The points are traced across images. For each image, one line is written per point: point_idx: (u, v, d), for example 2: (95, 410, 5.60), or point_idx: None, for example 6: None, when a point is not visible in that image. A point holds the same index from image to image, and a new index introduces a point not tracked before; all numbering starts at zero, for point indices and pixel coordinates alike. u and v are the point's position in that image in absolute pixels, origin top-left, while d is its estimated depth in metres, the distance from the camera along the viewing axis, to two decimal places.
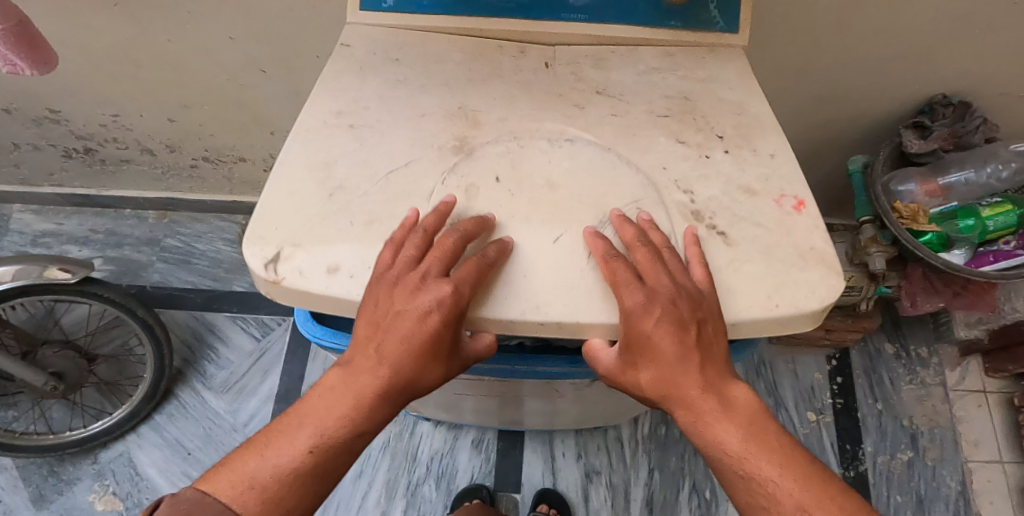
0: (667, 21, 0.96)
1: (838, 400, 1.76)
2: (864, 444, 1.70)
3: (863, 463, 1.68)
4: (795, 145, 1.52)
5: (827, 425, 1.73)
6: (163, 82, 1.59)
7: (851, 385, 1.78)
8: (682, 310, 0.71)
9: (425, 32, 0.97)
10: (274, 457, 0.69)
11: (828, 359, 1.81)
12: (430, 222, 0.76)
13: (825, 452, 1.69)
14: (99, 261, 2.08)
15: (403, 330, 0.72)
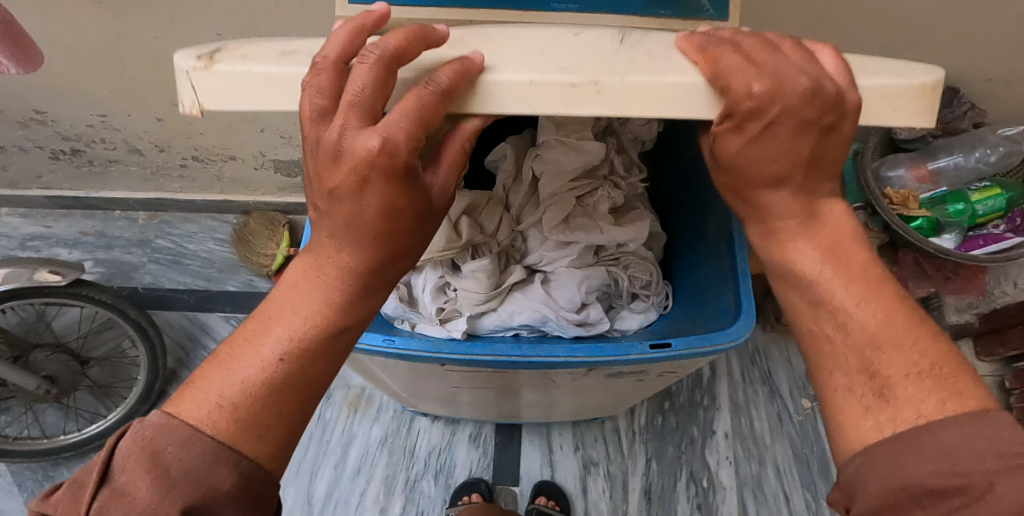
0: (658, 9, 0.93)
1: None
2: None
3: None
4: None
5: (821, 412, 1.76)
6: (150, 81, 1.58)
7: None
8: (815, 109, 0.57)
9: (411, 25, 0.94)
10: (240, 367, 0.59)
11: None
12: (350, 43, 0.60)
13: (820, 440, 1.73)
14: (89, 264, 2.06)
15: (347, 209, 0.61)
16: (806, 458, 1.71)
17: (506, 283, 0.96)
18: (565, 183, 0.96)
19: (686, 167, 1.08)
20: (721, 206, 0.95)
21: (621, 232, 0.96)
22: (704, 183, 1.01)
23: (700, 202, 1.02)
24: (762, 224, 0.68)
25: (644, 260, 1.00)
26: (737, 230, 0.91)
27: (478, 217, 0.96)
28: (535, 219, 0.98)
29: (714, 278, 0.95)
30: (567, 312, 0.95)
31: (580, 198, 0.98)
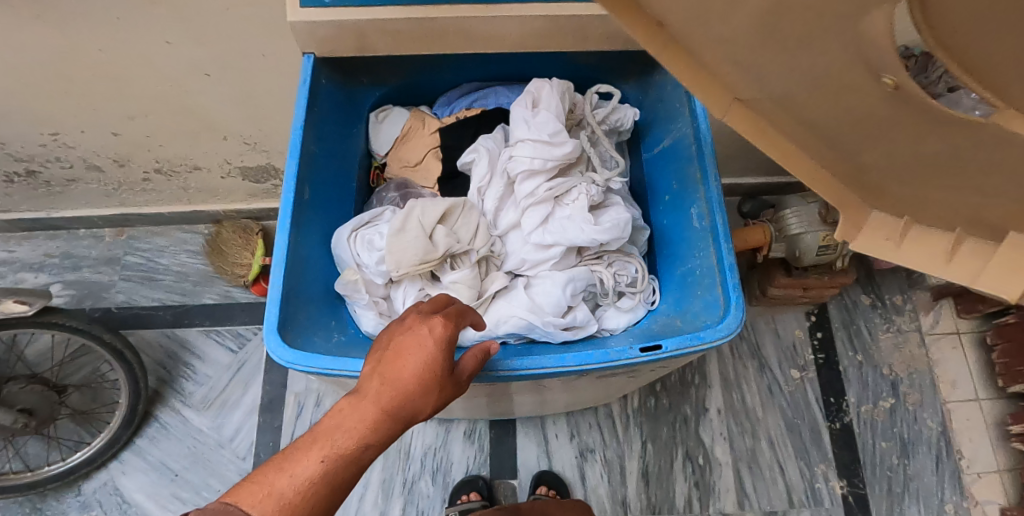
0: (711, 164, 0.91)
1: (819, 355, 1.80)
2: (847, 396, 1.75)
3: (847, 414, 1.73)
4: None
5: (810, 381, 1.77)
6: (102, 95, 1.50)
7: (831, 339, 1.81)
8: None
9: (377, 25, 0.95)
10: (295, 465, 0.59)
11: (807, 315, 1.84)
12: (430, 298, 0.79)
13: (810, 408, 1.75)
14: (58, 287, 2.00)
15: (388, 370, 0.68)
16: (798, 428, 1.73)
17: (490, 291, 0.93)
18: (542, 185, 0.93)
19: (664, 158, 1.06)
20: (702, 199, 0.94)
21: (605, 231, 0.90)
22: (684, 174, 0.99)
23: (679, 194, 1.00)
24: None
25: (625, 258, 0.97)
26: (720, 225, 0.89)
27: (453, 226, 0.93)
28: (515, 224, 0.96)
29: (700, 270, 0.93)
30: (553, 317, 0.92)
31: (559, 199, 0.95)
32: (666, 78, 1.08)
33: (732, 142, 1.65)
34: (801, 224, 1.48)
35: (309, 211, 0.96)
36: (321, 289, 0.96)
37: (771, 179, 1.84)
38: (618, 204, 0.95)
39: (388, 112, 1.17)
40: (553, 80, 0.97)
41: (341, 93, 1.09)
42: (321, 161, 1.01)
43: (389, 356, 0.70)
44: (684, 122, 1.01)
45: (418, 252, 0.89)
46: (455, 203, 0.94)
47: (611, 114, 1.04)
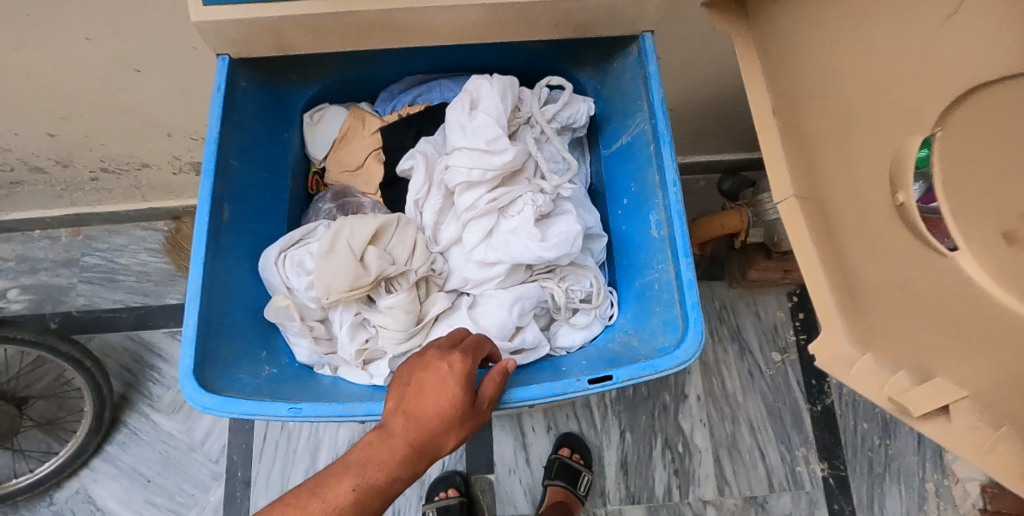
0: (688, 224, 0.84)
1: (801, 337, 1.74)
2: (829, 378, 1.69)
3: (829, 396, 1.68)
4: (735, 81, 1.40)
5: (792, 363, 1.71)
6: (28, 95, 1.38)
7: (812, 320, 1.75)
8: None
9: (290, 22, 0.85)
10: (323, 497, 0.63)
11: (789, 297, 1.76)
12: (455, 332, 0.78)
13: (791, 391, 1.69)
14: (14, 292, 1.86)
15: (412, 405, 0.69)
16: (779, 412, 1.68)
17: (430, 314, 0.87)
18: (484, 197, 0.85)
19: (624, 157, 0.97)
20: (661, 207, 0.86)
21: (551, 248, 0.82)
22: (643, 177, 0.91)
23: (638, 199, 0.92)
24: None
25: (577, 272, 0.90)
26: (680, 237, 0.82)
27: (388, 246, 0.85)
28: (457, 239, 0.88)
29: (657, 285, 0.86)
30: (500, 341, 0.86)
31: (503, 211, 0.86)
32: (625, 67, 0.99)
33: (708, 118, 1.54)
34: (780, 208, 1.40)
35: (232, 233, 0.88)
36: (249, 317, 0.90)
37: (751, 155, 1.74)
38: (568, 213, 0.87)
39: (324, 112, 1.07)
40: (494, 77, 0.87)
41: (267, 95, 0.99)
42: (245, 174, 0.92)
43: (413, 390, 0.70)
44: (644, 119, 0.92)
45: (348, 278, 0.82)
46: (388, 221, 0.86)
47: (561, 109, 0.94)
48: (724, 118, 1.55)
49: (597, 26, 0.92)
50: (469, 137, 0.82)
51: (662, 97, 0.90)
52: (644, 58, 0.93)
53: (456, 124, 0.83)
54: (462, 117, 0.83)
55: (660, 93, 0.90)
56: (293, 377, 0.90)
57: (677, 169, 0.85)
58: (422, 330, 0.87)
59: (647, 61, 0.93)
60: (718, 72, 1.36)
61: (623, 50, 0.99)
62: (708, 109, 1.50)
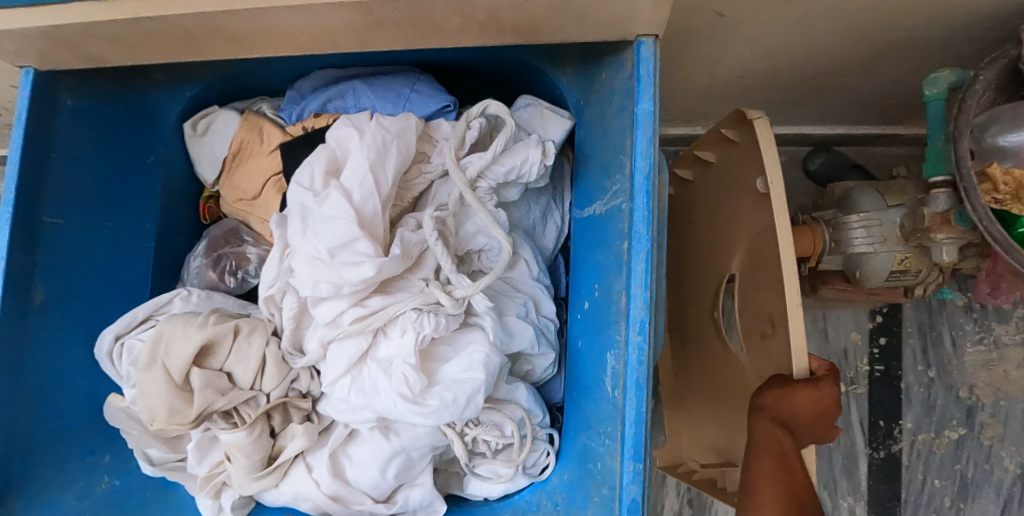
0: (587, 276, 0.62)
1: (877, 367, 1.14)
2: (903, 420, 1.12)
3: (898, 443, 1.12)
4: (834, 51, 0.91)
5: (858, 398, 1.14)
6: None
7: (898, 348, 1.14)
8: (822, 412, 0.56)
9: (76, 31, 0.55)
10: None
11: (872, 315, 1.15)
12: None
13: (850, 430, 1.13)
14: None
15: None
16: (829, 454, 1.14)
17: (283, 455, 0.63)
18: (347, 314, 0.56)
19: (592, 233, 0.62)
20: (621, 357, 0.53)
21: (428, 414, 0.54)
22: (608, 285, 0.57)
23: (599, 314, 0.58)
24: (754, 422, 0.58)
25: (494, 417, 0.61)
26: (630, 427, 0.51)
27: (224, 365, 0.62)
28: (321, 359, 0.60)
29: (600, 462, 0.56)
30: (373, 501, 0.62)
31: (380, 333, 0.57)
32: (616, 85, 0.59)
33: (792, 92, 1.05)
34: (871, 239, 0.96)
35: (47, 318, 0.67)
36: (88, 415, 0.72)
37: (852, 130, 1.19)
38: (474, 343, 0.57)
39: (213, 118, 0.80)
40: (371, 122, 0.54)
41: (116, 110, 0.72)
42: (74, 232, 0.69)
43: None
44: (622, 191, 0.55)
45: (161, 411, 0.60)
46: (221, 333, 0.61)
47: (494, 161, 0.59)
48: (815, 94, 1.05)
49: (555, 28, 0.53)
50: (310, 235, 0.51)
51: (652, 166, 0.52)
52: (637, 86, 0.54)
53: (297, 209, 0.52)
54: (304, 199, 0.52)
55: (649, 157, 0.52)
56: (139, 490, 0.74)
57: (651, 304, 0.51)
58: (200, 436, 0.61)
59: (638, 93, 0.54)
60: (807, 40, 0.88)
61: (615, 56, 0.59)
62: (791, 84, 1.01)
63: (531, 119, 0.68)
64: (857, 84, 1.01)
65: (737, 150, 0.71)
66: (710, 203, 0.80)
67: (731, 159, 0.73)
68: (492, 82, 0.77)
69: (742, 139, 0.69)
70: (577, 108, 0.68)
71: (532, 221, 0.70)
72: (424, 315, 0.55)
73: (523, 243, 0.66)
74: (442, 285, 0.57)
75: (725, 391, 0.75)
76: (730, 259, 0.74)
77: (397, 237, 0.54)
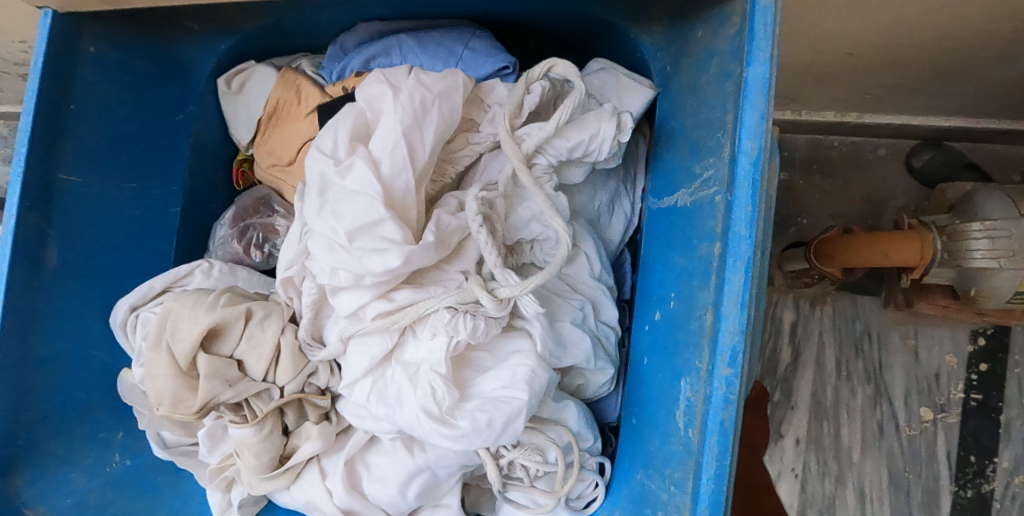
0: (661, 280, 0.51)
1: (972, 396, 0.97)
2: (999, 458, 0.96)
3: (990, 482, 0.96)
4: (977, 27, 0.72)
5: (947, 429, 0.97)
6: None
7: (1001, 377, 0.96)
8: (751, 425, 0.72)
9: None
10: None
11: (973, 336, 0.97)
12: None
13: (934, 462, 0.97)
14: None
15: None
16: (906, 486, 0.97)
17: (294, 459, 0.55)
18: (371, 308, 0.47)
19: (672, 228, 0.51)
20: (700, 388, 0.42)
21: (456, 436, 0.44)
22: (689, 296, 0.46)
23: (673, 329, 0.48)
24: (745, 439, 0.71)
25: (536, 440, 0.51)
26: (707, 481, 0.40)
27: (235, 352, 0.54)
28: (342, 354, 0.52)
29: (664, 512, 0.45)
30: None
31: (408, 331, 0.48)
32: (716, 47, 0.47)
33: (910, 77, 0.85)
34: (995, 253, 0.75)
35: (61, 287, 0.61)
36: (101, 390, 0.66)
37: (972, 125, 0.97)
38: (519, 354, 0.47)
39: (248, 75, 0.72)
40: (409, 78, 0.45)
41: (146, 63, 0.66)
42: (93, 195, 0.63)
43: None
44: (718, 179, 0.44)
45: (165, 399, 0.54)
46: (231, 316, 0.54)
47: (556, 134, 0.48)
48: (941, 81, 0.86)
49: None
50: (327, 212, 0.43)
51: (762, 148, 0.40)
52: (748, 46, 0.42)
53: (315, 180, 0.43)
54: (323, 168, 0.43)
55: (758, 138, 0.40)
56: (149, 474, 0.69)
57: (746, 329, 0.40)
58: (206, 426, 0.59)
59: (749, 55, 0.42)
60: (941, 14, 0.70)
61: (720, 8, 0.46)
62: (916, 68, 0.82)
63: (604, 86, 0.57)
64: (998, 70, 0.81)
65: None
66: None
67: None
68: (560, 42, 0.66)
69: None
70: (662, 75, 0.56)
71: (597, 208, 0.59)
72: (459, 317, 0.46)
73: (585, 234, 0.55)
74: (483, 281, 0.47)
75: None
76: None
77: (432, 219, 0.45)
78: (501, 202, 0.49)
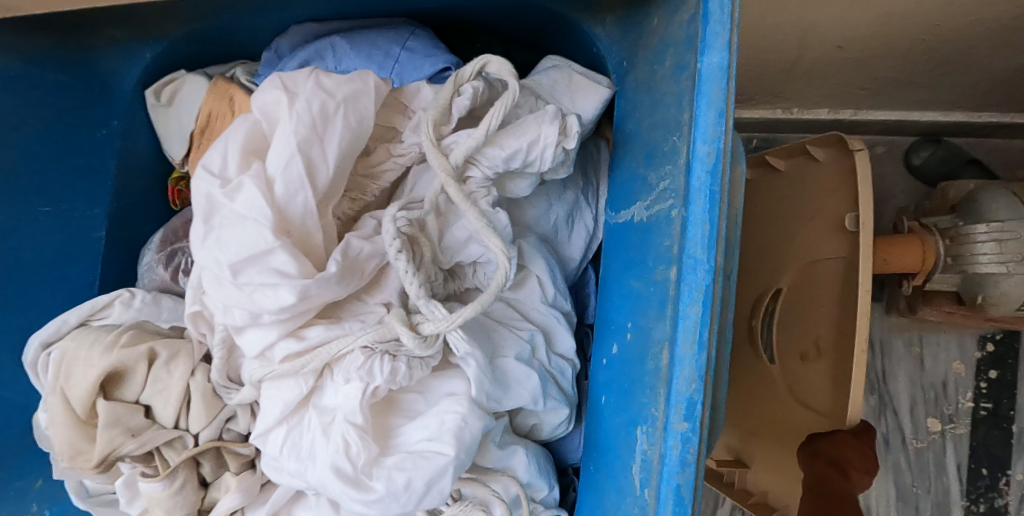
0: (616, 305, 0.44)
1: (982, 405, 0.90)
2: (1012, 470, 0.89)
3: (1004, 496, 0.89)
4: (975, 14, 0.65)
5: (957, 441, 0.90)
6: None
7: (1011, 385, 0.89)
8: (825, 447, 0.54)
9: None
10: None
11: (981, 342, 0.90)
12: None
13: (944, 476, 0.90)
14: None
15: None
16: (915, 503, 0.90)
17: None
18: (278, 349, 0.41)
19: (628, 247, 0.44)
20: (654, 441, 0.36)
21: (370, 500, 0.38)
22: (644, 329, 0.39)
23: (628, 365, 0.41)
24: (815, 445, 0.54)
25: (479, 494, 0.44)
26: None
27: (141, 396, 0.48)
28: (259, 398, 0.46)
29: None
30: None
31: (326, 374, 0.42)
32: (671, 35, 0.41)
33: (906, 70, 0.78)
34: (1002, 257, 0.68)
35: None
36: (14, 434, 0.60)
37: (973, 119, 0.90)
38: (450, 398, 0.41)
39: (177, 86, 0.66)
40: (308, 82, 0.38)
41: (58, 74, 0.60)
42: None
43: None
44: (674, 190, 0.38)
45: (62, 451, 0.47)
46: (130, 359, 0.47)
47: (488, 141, 0.42)
48: (940, 74, 0.79)
49: None
50: (211, 241, 0.36)
51: (720, 154, 0.34)
52: (702, 32, 0.35)
53: (200, 203, 0.37)
54: (206, 189, 0.37)
55: (715, 142, 0.34)
56: None
57: (706, 375, 0.33)
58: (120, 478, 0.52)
59: (704, 41, 0.35)
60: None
61: None
62: (912, 59, 0.75)
63: (555, 85, 0.50)
64: (1001, 59, 0.74)
65: (816, 175, 0.62)
66: (769, 215, 0.67)
67: (820, 178, 0.61)
68: (509, 38, 0.59)
69: (829, 162, 0.60)
70: (618, 72, 0.50)
71: (553, 223, 0.53)
72: (376, 359, 0.39)
73: (535, 253, 0.49)
74: (406, 315, 0.40)
75: (757, 415, 0.65)
76: (776, 278, 0.65)
77: (340, 244, 0.38)
78: (431, 220, 0.43)
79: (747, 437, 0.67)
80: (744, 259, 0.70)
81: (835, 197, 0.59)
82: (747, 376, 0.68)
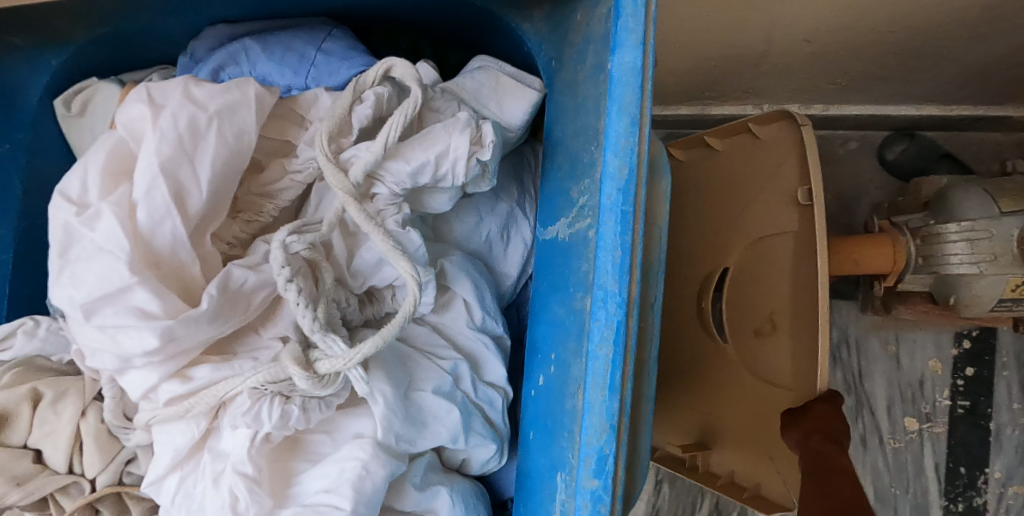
0: (541, 331, 0.41)
1: (960, 402, 0.87)
2: (991, 468, 0.86)
3: (982, 495, 0.86)
4: (943, 5, 0.62)
5: (935, 439, 0.87)
6: None
7: (988, 381, 0.86)
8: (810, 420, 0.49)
9: None
10: None
11: (958, 338, 0.87)
12: None
13: (922, 477, 0.87)
14: None
15: None
16: (893, 504, 0.87)
17: None
18: (160, 392, 0.36)
19: (553, 265, 0.40)
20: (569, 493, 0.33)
21: None
22: (564, 362, 0.35)
23: (551, 398, 0.37)
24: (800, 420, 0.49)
25: None
26: None
27: (29, 440, 0.44)
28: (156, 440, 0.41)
29: None
30: None
31: (220, 416, 0.38)
32: (592, 32, 0.37)
33: (875, 63, 0.75)
34: (974, 257, 0.64)
35: None
36: None
37: (946, 112, 0.87)
38: (355, 442, 0.38)
39: (90, 94, 0.60)
40: (176, 93, 0.34)
41: None
42: None
43: None
44: (591, 208, 0.34)
45: None
46: (12, 401, 0.44)
47: (391, 154, 0.38)
48: (910, 66, 0.75)
49: None
50: (66, 277, 0.32)
51: (633, 172, 0.31)
52: (615, 32, 0.32)
53: (56, 234, 0.33)
54: (60, 218, 0.32)
55: (627, 157, 0.30)
56: None
57: (618, 425, 0.30)
58: None
59: (615, 41, 0.32)
60: None
61: None
62: (880, 52, 0.72)
63: (480, 89, 0.46)
64: (973, 51, 0.71)
65: (758, 154, 0.58)
66: (713, 197, 0.63)
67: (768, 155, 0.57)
68: (440, 36, 0.55)
69: (773, 139, 0.57)
70: (549, 71, 0.46)
71: (486, 238, 0.49)
72: (263, 402, 0.35)
73: (460, 273, 0.44)
74: (302, 350, 0.36)
75: (712, 399, 0.61)
76: (721, 259, 0.61)
77: (219, 274, 0.34)
78: (336, 241, 0.39)
79: (697, 421, 0.63)
80: (686, 245, 0.66)
81: (779, 174, 0.56)
82: (699, 361, 0.63)
